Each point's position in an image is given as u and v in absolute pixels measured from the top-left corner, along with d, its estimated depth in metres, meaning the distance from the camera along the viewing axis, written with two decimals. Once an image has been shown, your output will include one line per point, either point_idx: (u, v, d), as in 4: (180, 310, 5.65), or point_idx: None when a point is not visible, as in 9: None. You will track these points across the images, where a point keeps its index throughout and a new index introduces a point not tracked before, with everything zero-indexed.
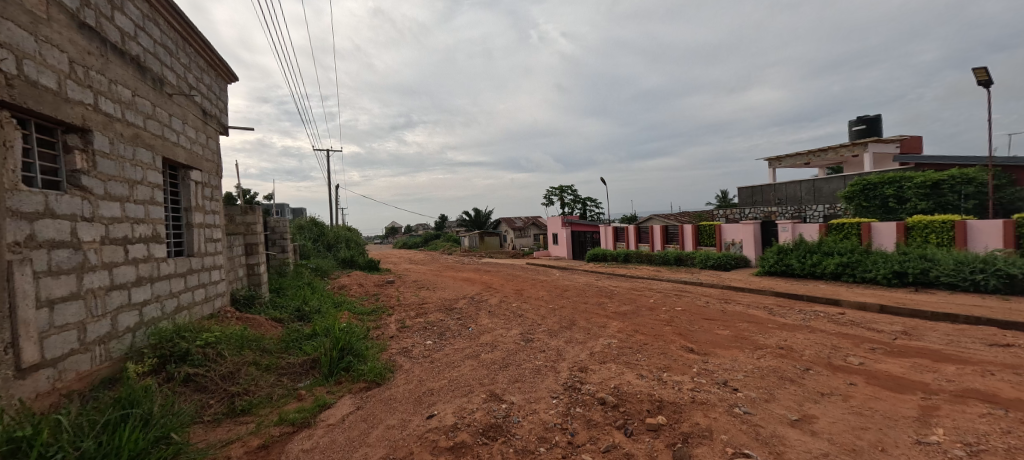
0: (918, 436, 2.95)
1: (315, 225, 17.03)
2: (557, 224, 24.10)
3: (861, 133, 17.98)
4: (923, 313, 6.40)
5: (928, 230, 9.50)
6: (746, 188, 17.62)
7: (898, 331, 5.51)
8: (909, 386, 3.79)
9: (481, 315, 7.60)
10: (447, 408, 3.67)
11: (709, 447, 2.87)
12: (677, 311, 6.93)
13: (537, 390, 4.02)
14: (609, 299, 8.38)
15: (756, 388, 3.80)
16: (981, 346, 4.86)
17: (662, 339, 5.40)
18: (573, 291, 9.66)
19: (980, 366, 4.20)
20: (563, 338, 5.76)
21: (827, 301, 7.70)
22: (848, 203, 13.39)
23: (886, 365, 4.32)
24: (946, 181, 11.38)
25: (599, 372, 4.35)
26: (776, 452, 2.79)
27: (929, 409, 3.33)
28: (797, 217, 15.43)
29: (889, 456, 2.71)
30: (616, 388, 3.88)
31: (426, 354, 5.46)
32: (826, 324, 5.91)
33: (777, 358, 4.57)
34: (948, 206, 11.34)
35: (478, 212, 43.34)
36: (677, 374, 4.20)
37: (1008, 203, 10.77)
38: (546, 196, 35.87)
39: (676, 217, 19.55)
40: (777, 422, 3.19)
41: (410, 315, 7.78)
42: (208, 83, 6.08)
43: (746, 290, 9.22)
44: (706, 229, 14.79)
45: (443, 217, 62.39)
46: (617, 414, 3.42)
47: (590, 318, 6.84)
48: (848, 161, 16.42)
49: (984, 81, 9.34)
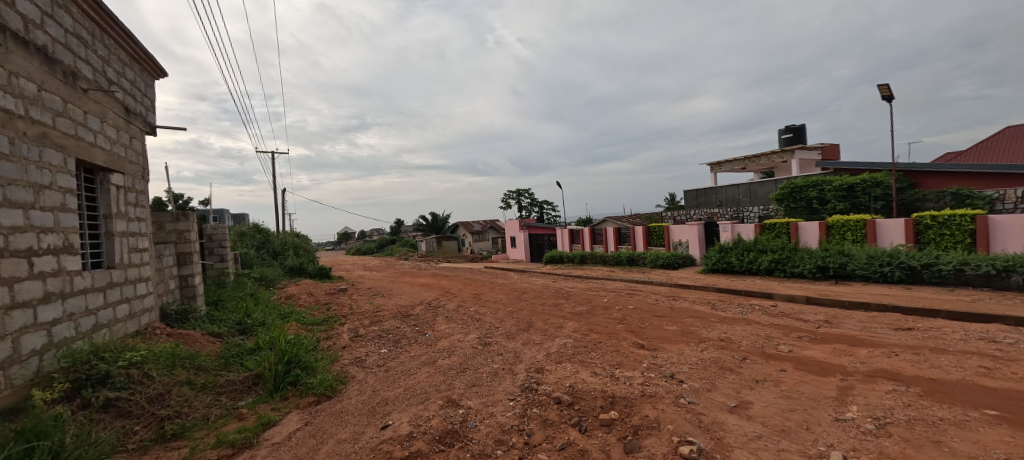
0: (836, 414, 3.28)
1: (258, 232, 16.00)
2: (515, 227, 24.29)
3: (789, 141, 19.73)
4: (842, 303, 7.12)
5: (845, 228, 10.55)
6: (691, 191, 18.71)
7: (821, 320, 6.09)
8: (831, 369, 4.19)
9: (438, 321, 7.49)
10: (403, 417, 3.58)
11: (658, 438, 3.01)
12: (629, 310, 7.22)
13: (494, 393, 4.02)
14: (566, 300, 8.56)
15: (700, 379, 4.04)
16: (889, 330, 5.49)
17: (614, 337, 5.59)
18: (531, 294, 9.78)
19: (887, 348, 4.74)
20: (520, 340, 5.81)
21: (763, 295, 8.33)
22: (779, 204, 14.61)
23: (811, 351, 4.75)
24: (859, 184, 12.75)
25: (554, 372, 4.43)
26: (716, 438, 2.99)
27: (846, 389, 3.70)
28: (736, 218, 16.59)
29: (813, 434, 2.99)
30: (571, 387, 3.97)
31: (380, 363, 5.29)
32: (761, 316, 6.41)
33: (718, 350, 4.89)
34: (861, 206, 12.72)
35: (436, 217, 42.83)
36: (628, 369, 4.37)
37: (909, 203, 12.24)
38: (505, 200, 36.10)
39: (629, 219, 20.33)
40: (718, 410, 3.41)
41: (364, 324, 7.51)
42: (131, 78, 5.57)
43: (693, 287, 9.77)
44: (655, 230, 15.51)
45: (400, 222, 61.02)
46: (572, 412, 3.50)
47: (547, 319, 6.94)
48: (778, 166, 17.95)
49: (887, 96, 10.57)
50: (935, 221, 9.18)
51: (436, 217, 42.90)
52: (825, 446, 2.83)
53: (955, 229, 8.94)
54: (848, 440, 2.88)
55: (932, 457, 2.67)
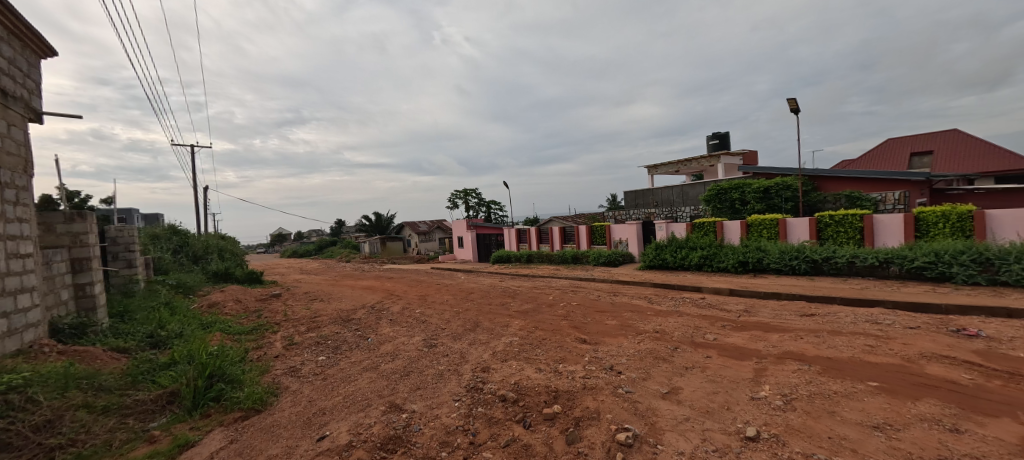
0: (752, 393, 3.64)
1: (174, 233, 14.38)
2: (463, 227, 24.09)
3: (716, 147, 21.53)
4: (759, 293, 7.91)
5: (762, 226, 11.70)
6: (631, 192, 19.73)
7: (741, 309, 6.73)
8: (748, 354, 4.64)
9: (382, 324, 7.24)
10: (341, 427, 3.42)
11: (597, 427, 3.16)
12: (573, 306, 7.46)
13: (439, 395, 3.97)
14: (513, 299, 8.65)
15: (637, 369, 4.28)
16: (796, 316, 6.19)
17: (559, 334, 5.75)
18: (478, 293, 9.76)
19: (795, 332, 5.34)
20: (466, 340, 5.79)
21: (694, 289, 9.00)
22: (708, 205, 15.87)
23: (733, 338, 5.23)
24: (773, 188, 14.21)
25: (500, 370, 4.47)
26: (650, 423, 3.19)
27: (760, 371, 4.12)
28: (670, 218, 17.76)
29: (732, 413, 3.29)
30: (516, 384, 4.03)
31: (317, 371, 4.99)
32: (691, 308, 6.94)
33: (654, 341, 5.21)
34: (775, 207, 14.19)
35: (381, 217, 41.38)
36: (571, 364, 4.52)
37: (813, 204, 13.83)
38: (452, 200, 35.74)
39: (573, 219, 20.95)
40: (652, 397, 3.64)
41: (300, 331, 7.05)
42: (9, 57, 4.76)
43: (632, 283, 10.30)
44: (598, 229, 16.14)
45: (341, 223, 58.12)
46: (517, 409, 3.55)
47: (493, 318, 6.96)
48: (706, 171, 19.49)
49: (795, 109, 11.88)
50: (833, 220, 10.49)
51: (380, 217, 41.40)
52: (742, 423, 3.13)
53: (848, 227, 10.26)
54: (761, 417, 3.21)
55: (827, 425, 3.06)
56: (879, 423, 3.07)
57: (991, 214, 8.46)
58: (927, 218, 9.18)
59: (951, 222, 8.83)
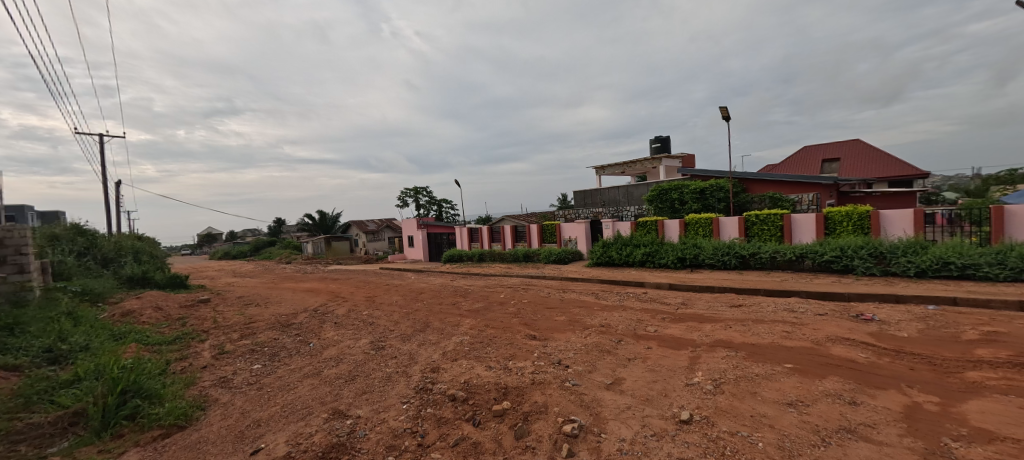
0: (687, 379, 3.92)
1: (80, 234, 12.71)
2: (413, 226, 23.54)
3: (658, 150, 22.82)
4: (695, 287, 8.50)
5: (698, 224, 12.57)
6: (580, 192, 20.35)
7: (679, 302, 7.21)
8: (684, 343, 4.98)
9: (325, 328, 6.90)
10: (278, 438, 3.22)
11: (545, 421, 3.24)
12: (524, 304, 7.58)
13: (386, 399, 3.86)
14: (464, 298, 8.62)
15: (583, 362, 4.44)
16: (726, 307, 6.75)
17: (509, 331, 5.81)
18: (428, 293, 9.59)
19: (725, 322, 5.81)
20: (415, 341, 5.68)
21: (638, 284, 9.48)
22: (651, 204, 16.76)
23: (671, 329, 5.59)
24: (708, 189, 15.30)
25: (450, 370, 4.43)
26: (594, 413, 3.33)
27: (694, 359, 4.44)
28: (617, 217, 18.53)
29: (670, 399, 3.53)
30: (466, 383, 4.02)
31: (251, 381, 4.65)
32: (635, 302, 7.31)
33: (599, 335, 5.43)
34: (709, 207, 15.30)
35: (325, 216, 39.38)
36: (520, 360, 4.59)
37: (742, 205, 15.09)
38: (402, 198, 34.84)
39: (525, 218, 21.22)
40: (597, 388, 3.81)
41: (232, 338, 6.53)
42: None
43: (580, 280, 10.64)
44: (549, 228, 16.49)
45: (280, 222, 54.50)
46: (466, 407, 3.55)
47: (444, 318, 6.88)
48: (649, 172, 20.54)
49: (727, 117, 12.89)
50: (758, 218, 11.51)
51: (324, 216, 39.37)
52: (677, 407, 3.36)
53: (771, 225, 11.32)
54: (694, 401, 3.47)
55: (749, 405, 3.38)
56: (792, 400, 3.44)
57: (884, 214, 9.75)
58: (834, 217, 10.36)
59: (852, 221, 10.06)
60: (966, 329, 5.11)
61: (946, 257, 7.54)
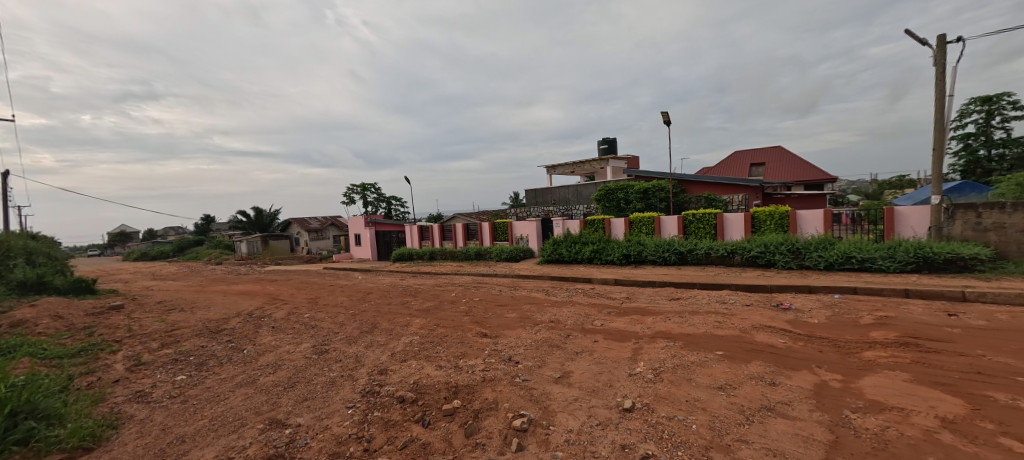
0: (631, 370, 4.13)
1: None
2: (360, 224, 22.62)
3: (606, 151, 23.76)
4: (638, 282, 8.96)
5: (642, 223, 13.23)
6: (531, 190, 20.65)
7: (624, 296, 7.57)
8: (628, 335, 5.25)
9: (262, 333, 6.44)
10: (207, 454, 2.97)
11: (495, 417, 3.27)
12: (475, 302, 7.57)
13: (329, 405, 3.68)
14: (414, 297, 8.43)
15: (533, 358, 4.54)
16: (666, 300, 7.19)
17: (460, 329, 5.77)
18: (376, 293, 9.28)
19: (665, 314, 6.19)
20: (362, 343, 5.47)
21: (586, 280, 9.82)
22: (599, 203, 17.40)
23: (616, 323, 5.86)
24: (651, 189, 16.17)
25: (398, 371, 4.32)
26: (543, 407, 3.41)
27: (637, 350, 4.69)
28: (566, 215, 19.05)
29: (614, 389, 3.70)
30: (415, 384, 3.95)
31: (174, 394, 4.23)
32: (583, 298, 7.57)
33: (549, 331, 5.55)
34: (652, 206, 16.18)
35: (261, 213, 36.67)
36: (471, 358, 4.58)
37: (681, 204, 16.11)
38: (348, 195, 33.33)
39: (477, 216, 21.15)
40: (546, 382, 3.90)
41: (151, 348, 5.88)
42: None
43: (531, 277, 10.82)
44: (501, 226, 16.55)
45: (208, 219, 49.89)
46: (415, 408, 3.48)
47: (393, 318, 6.70)
48: (597, 172, 21.31)
49: (668, 121, 13.70)
50: (695, 217, 12.36)
51: (261, 213, 36.64)
52: (621, 397, 3.54)
53: (706, 223, 12.19)
54: (636, 389, 3.67)
55: (685, 390, 3.64)
56: (722, 384, 3.75)
57: (800, 215, 10.89)
58: (759, 216, 11.37)
59: (774, 220, 11.12)
60: (863, 314, 5.85)
61: (849, 252, 8.58)
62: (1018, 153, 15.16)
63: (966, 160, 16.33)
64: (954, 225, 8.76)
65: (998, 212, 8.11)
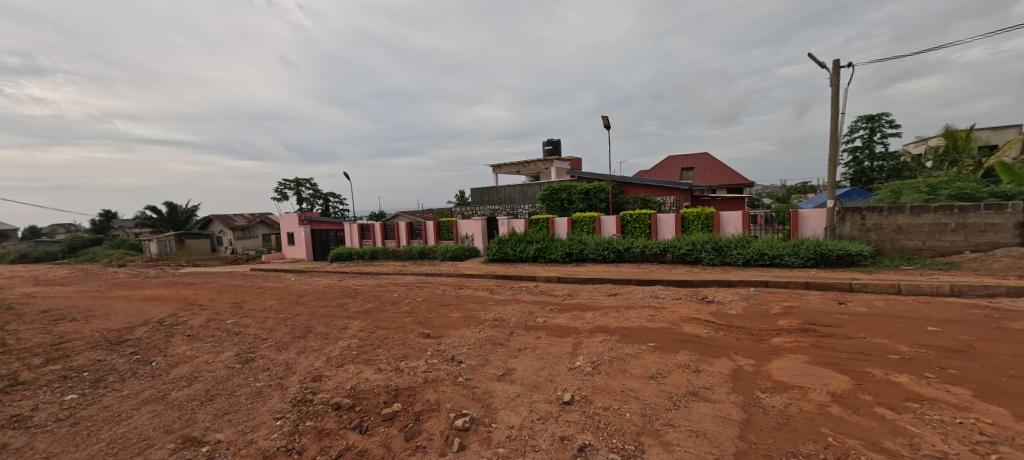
0: (571, 364, 4.29)
1: None
2: (294, 222, 21.15)
3: (550, 152, 24.35)
4: (579, 279, 9.31)
5: (583, 222, 13.74)
6: (477, 189, 20.61)
7: (566, 293, 7.82)
8: (569, 331, 5.44)
9: (175, 342, 5.80)
10: None
11: (437, 418, 3.23)
12: (418, 302, 7.41)
13: (254, 417, 3.41)
14: (352, 298, 8.06)
15: (476, 356, 4.54)
16: (605, 296, 7.56)
17: (402, 331, 5.62)
18: (311, 296, 8.73)
19: (603, 309, 6.50)
20: (294, 349, 5.13)
21: (530, 278, 10.01)
22: (543, 203, 17.79)
23: (558, 319, 6.05)
24: (592, 190, 16.83)
25: (334, 377, 4.11)
26: (486, 405, 3.44)
27: (577, 345, 4.87)
28: (512, 214, 19.28)
29: (555, 383, 3.82)
30: (353, 389, 3.78)
31: (62, 416, 3.68)
32: (526, 295, 7.71)
33: (493, 329, 5.59)
34: (593, 206, 16.86)
35: (175, 208, 32.97)
36: (413, 360, 4.48)
37: (620, 205, 16.94)
38: (281, 190, 31.01)
39: (422, 214, 20.68)
40: (489, 380, 3.93)
41: (32, 364, 5.05)
42: None
43: (476, 276, 10.81)
44: (445, 225, 16.34)
45: (108, 215, 43.79)
46: (352, 415, 3.34)
47: (329, 321, 6.37)
48: (542, 173, 21.76)
49: (608, 125, 14.35)
50: (632, 217, 13.08)
51: (175, 209, 32.92)
52: (561, 390, 3.67)
53: (642, 223, 12.95)
54: (575, 383, 3.82)
55: (619, 381, 3.85)
56: (653, 373, 4.02)
57: (722, 215, 11.94)
58: (689, 216, 12.30)
59: (701, 221, 12.09)
60: (774, 305, 6.57)
61: (762, 249, 9.57)
62: (893, 165, 17.93)
63: (854, 170, 18.95)
64: (844, 225, 10.07)
65: (878, 215, 9.56)
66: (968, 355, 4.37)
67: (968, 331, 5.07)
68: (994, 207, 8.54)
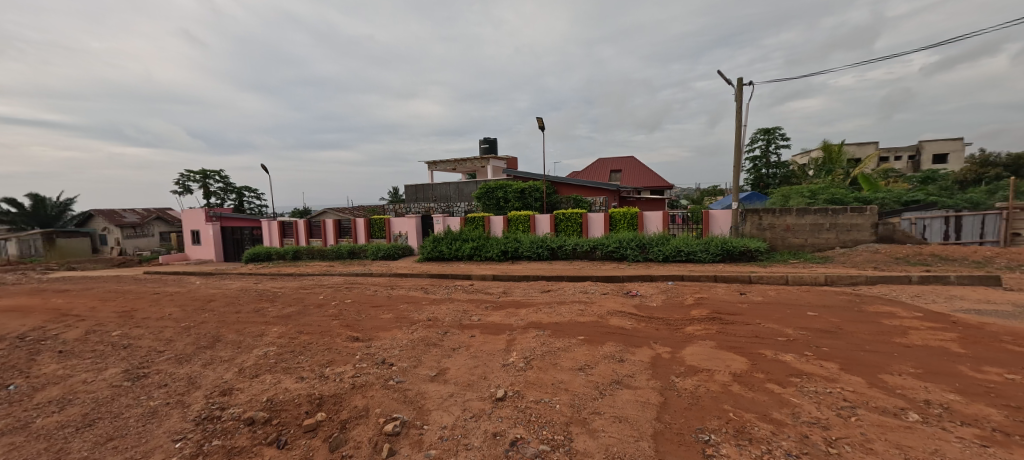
0: (504, 361, 4.35)
1: None
2: (200, 219, 18.85)
3: (487, 151, 24.41)
4: (514, 277, 9.46)
5: (519, 220, 13.99)
6: (411, 186, 20.01)
7: (500, 291, 7.91)
8: (504, 328, 5.52)
9: (41, 361, 4.88)
10: None
11: (365, 425, 3.10)
12: (346, 304, 7.02)
13: (146, 442, 2.99)
14: (271, 302, 7.41)
15: (408, 358, 4.42)
16: (539, 292, 7.78)
17: (328, 335, 5.29)
18: (221, 300, 7.86)
19: (537, 305, 6.69)
20: (199, 361, 4.59)
21: (465, 277, 9.96)
22: (479, 201, 17.79)
23: (492, 316, 6.11)
24: (527, 190, 17.18)
25: (248, 389, 3.75)
26: (418, 407, 3.36)
27: (511, 341, 4.97)
28: (447, 212, 19.02)
29: (488, 381, 3.86)
30: (269, 401, 3.48)
31: None
32: (461, 294, 7.67)
33: (426, 329, 5.48)
34: (528, 205, 17.23)
35: (42, 202, 27.71)
36: (339, 365, 4.24)
37: (553, 204, 17.52)
38: (183, 183, 27.46)
39: (351, 212, 19.59)
40: (422, 381, 3.85)
41: None
42: None
43: (409, 275, 10.51)
44: (377, 222, 15.65)
45: None
46: (269, 429, 3.08)
47: (243, 328, 5.79)
48: (478, 170, 21.76)
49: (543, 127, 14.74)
50: (565, 216, 13.59)
51: (41, 203, 27.68)
52: (495, 387, 3.71)
53: (574, 222, 13.50)
54: (508, 379, 3.89)
55: (551, 374, 4.00)
56: (582, 365, 4.23)
57: (646, 215, 12.87)
58: (616, 216, 13.09)
59: (627, 220, 12.94)
60: (688, 297, 7.25)
61: (679, 247, 10.49)
62: (783, 173, 20.74)
63: (754, 176, 21.51)
64: (746, 224, 11.35)
65: (772, 215, 10.94)
66: (837, 334, 5.22)
67: (837, 314, 6.04)
68: (857, 210, 10.24)
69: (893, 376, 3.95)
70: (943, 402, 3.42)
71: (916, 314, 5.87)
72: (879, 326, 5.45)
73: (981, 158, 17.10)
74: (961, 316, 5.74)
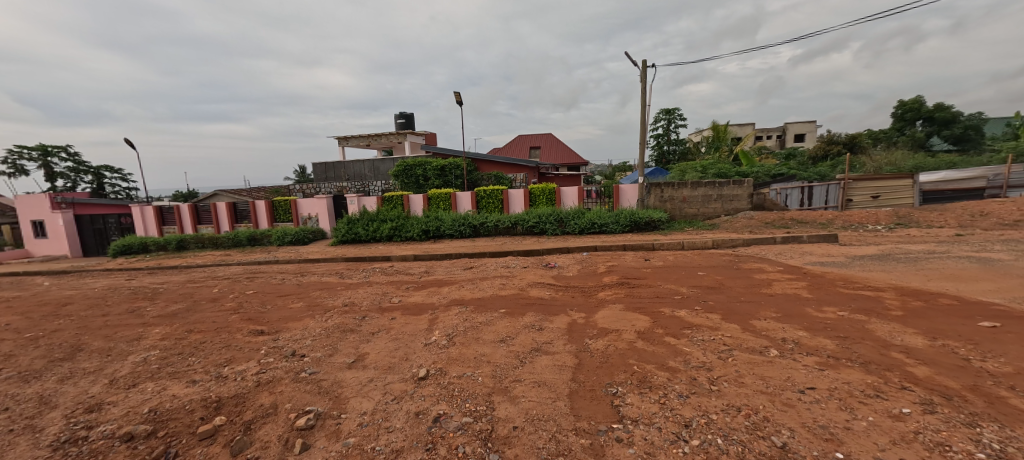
0: (427, 340, 4.34)
1: None
2: (42, 206, 15.37)
3: (404, 125, 23.27)
4: (436, 256, 9.35)
5: (439, 199, 13.70)
6: (320, 164, 18.43)
7: (422, 271, 7.79)
8: (426, 308, 5.47)
9: None
10: None
11: (274, 422, 2.90)
12: (247, 296, 6.36)
13: None
14: (151, 300, 6.42)
15: (322, 347, 4.18)
16: (462, 270, 7.81)
17: (225, 331, 4.77)
18: (82, 302, 6.61)
19: (459, 283, 6.72)
20: (54, 376, 3.84)
21: (384, 258, 9.58)
22: (397, 180, 17.01)
23: (413, 297, 6.01)
24: (447, 167, 16.84)
25: (124, 402, 3.25)
26: (334, 397, 3.23)
27: (433, 320, 4.96)
28: (362, 192, 17.91)
29: (410, 362, 3.82)
30: (153, 411, 3.07)
31: None
32: (380, 277, 7.39)
33: (342, 315, 5.21)
34: (448, 183, 16.94)
35: None
36: (240, 363, 3.87)
37: (474, 181, 17.45)
38: (11, 161, 21.95)
39: (249, 193, 17.50)
40: (338, 370, 3.68)
41: None
42: None
43: (323, 260, 9.81)
44: (281, 205, 14.19)
45: None
46: (154, 443, 2.73)
47: (114, 333, 4.97)
48: (395, 147, 20.72)
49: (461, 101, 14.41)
50: (486, 193, 13.62)
51: None
52: (417, 367, 3.70)
53: (495, 198, 13.60)
54: (431, 357, 3.90)
55: (473, 349, 4.09)
56: (503, 337, 4.38)
57: (563, 191, 13.43)
58: (536, 192, 13.46)
59: (546, 196, 13.38)
60: (601, 265, 7.85)
61: (593, 220, 11.20)
62: (681, 149, 23.00)
63: (657, 153, 23.55)
64: (650, 197, 12.45)
65: (671, 189, 12.14)
66: (719, 289, 6.09)
67: (720, 272, 7.03)
68: (737, 183, 11.84)
69: (760, 321, 4.75)
70: (794, 338, 4.21)
71: (778, 268, 7.08)
72: (751, 280, 6.48)
73: (828, 137, 20.69)
74: (809, 268, 7.06)
